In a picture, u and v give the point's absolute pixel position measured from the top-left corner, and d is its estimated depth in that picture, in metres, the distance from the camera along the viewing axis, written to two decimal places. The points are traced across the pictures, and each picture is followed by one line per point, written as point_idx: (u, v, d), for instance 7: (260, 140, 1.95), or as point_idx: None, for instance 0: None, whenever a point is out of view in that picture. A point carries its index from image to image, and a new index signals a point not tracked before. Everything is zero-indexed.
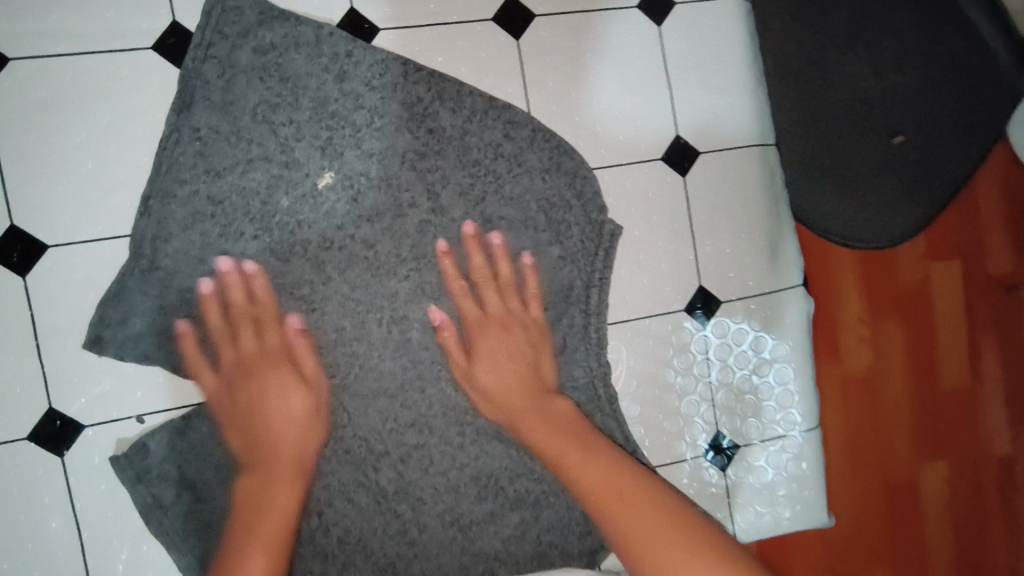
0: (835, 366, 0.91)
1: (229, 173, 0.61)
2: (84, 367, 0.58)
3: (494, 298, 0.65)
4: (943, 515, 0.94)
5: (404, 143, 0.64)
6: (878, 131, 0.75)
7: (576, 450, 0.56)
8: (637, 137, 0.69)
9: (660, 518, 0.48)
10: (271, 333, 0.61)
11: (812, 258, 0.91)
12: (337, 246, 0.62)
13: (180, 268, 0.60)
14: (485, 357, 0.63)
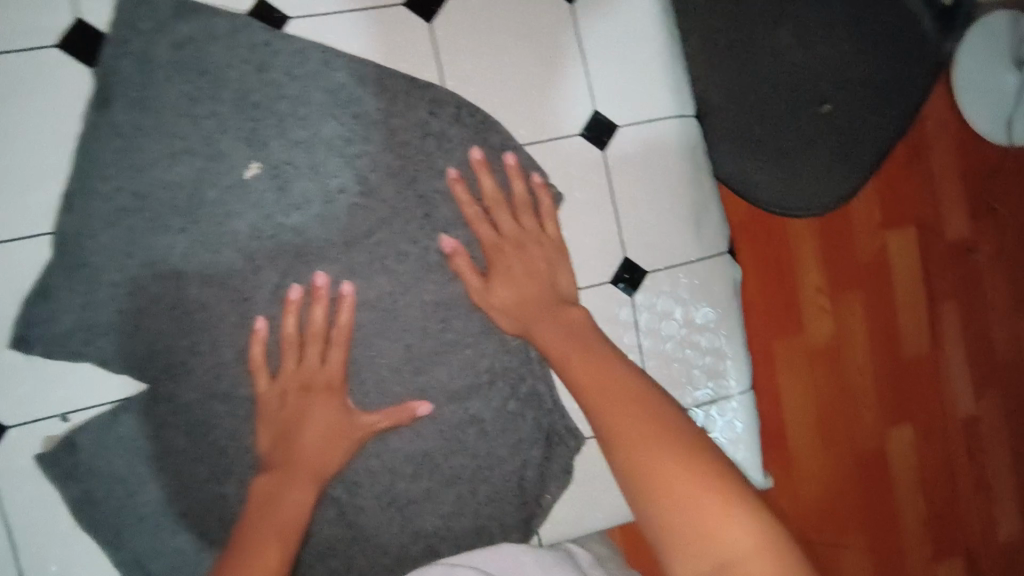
0: (799, 337, 0.93)
1: (153, 168, 0.60)
2: (7, 368, 0.58)
3: (508, 220, 0.67)
4: (912, 476, 0.99)
5: (329, 129, 0.64)
6: (810, 102, 0.85)
7: (576, 351, 0.58)
8: (556, 114, 0.70)
9: (627, 396, 0.50)
10: (314, 348, 0.62)
11: (771, 235, 0.93)
12: (268, 234, 0.62)
13: (107, 264, 0.59)
14: (503, 274, 0.65)
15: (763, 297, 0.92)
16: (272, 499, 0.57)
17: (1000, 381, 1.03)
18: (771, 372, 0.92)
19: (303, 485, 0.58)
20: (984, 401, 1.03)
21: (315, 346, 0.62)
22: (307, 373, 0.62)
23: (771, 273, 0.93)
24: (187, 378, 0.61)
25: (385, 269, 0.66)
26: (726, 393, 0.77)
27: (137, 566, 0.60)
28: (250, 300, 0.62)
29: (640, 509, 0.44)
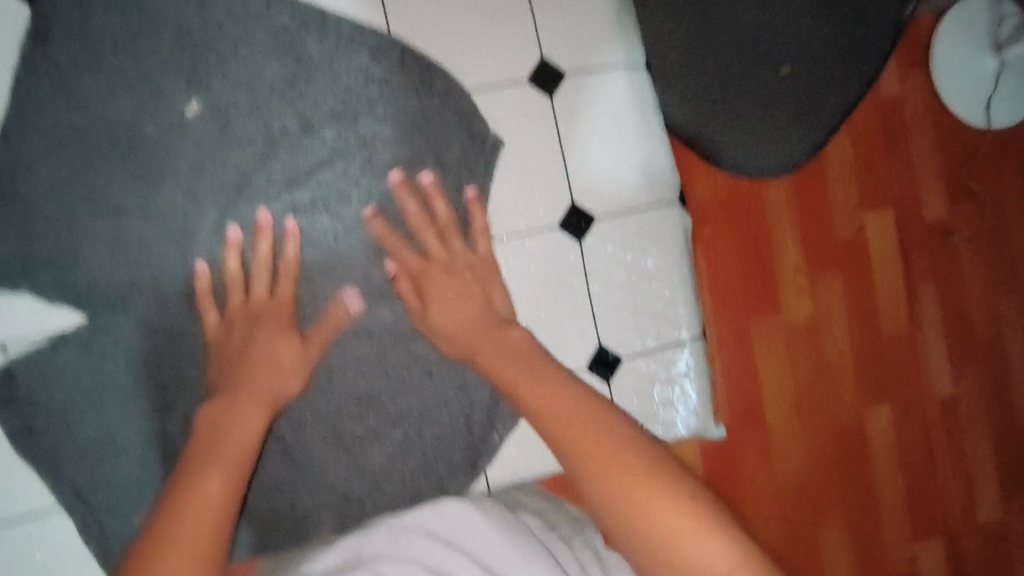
0: (778, 318, 0.92)
1: (91, 104, 0.61)
2: None
3: (435, 241, 0.67)
4: (892, 460, 0.97)
5: (271, 71, 0.65)
6: (769, 63, 0.87)
7: (529, 377, 0.58)
8: (503, 61, 0.71)
9: (592, 428, 0.51)
10: (259, 283, 0.63)
11: (749, 215, 0.91)
12: (208, 172, 0.63)
13: (46, 197, 0.60)
14: (438, 298, 0.66)
15: (741, 277, 0.90)
16: (218, 430, 0.56)
17: (984, 363, 1.02)
18: (750, 353, 0.91)
19: (257, 414, 0.58)
20: (968, 384, 1.01)
21: (260, 281, 0.63)
22: (253, 311, 0.63)
23: (750, 252, 0.91)
24: (126, 313, 0.62)
25: (327, 210, 0.66)
26: (674, 341, 0.77)
27: (76, 497, 0.61)
28: (191, 237, 0.63)
29: (626, 546, 0.46)
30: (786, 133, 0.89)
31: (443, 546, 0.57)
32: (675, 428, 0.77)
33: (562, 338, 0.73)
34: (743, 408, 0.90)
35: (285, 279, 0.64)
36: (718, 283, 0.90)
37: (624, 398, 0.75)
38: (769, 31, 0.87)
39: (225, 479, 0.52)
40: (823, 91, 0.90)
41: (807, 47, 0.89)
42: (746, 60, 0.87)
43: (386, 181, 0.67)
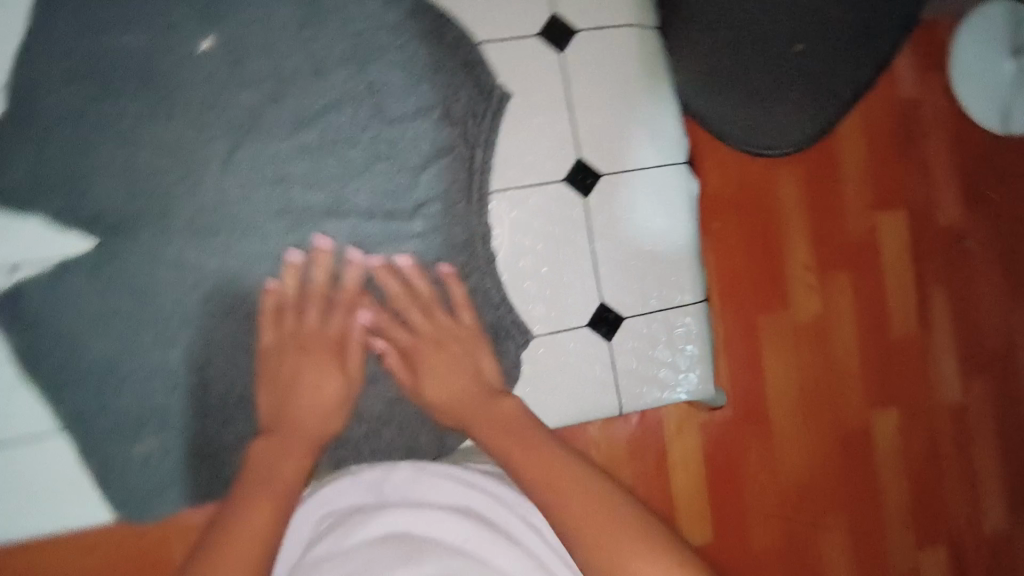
0: (784, 313, 0.92)
1: (108, 33, 0.62)
2: None
3: (421, 317, 0.66)
4: (898, 465, 0.95)
5: (285, 13, 0.66)
6: (779, 42, 0.84)
7: (520, 446, 0.55)
8: (513, 15, 0.71)
9: (594, 500, 0.49)
10: (309, 313, 0.65)
11: (756, 209, 0.92)
12: (219, 108, 0.64)
13: (59, 123, 0.61)
14: (429, 371, 0.64)
15: (747, 271, 0.91)
16: (263, 467, 0.55)
17: (998, 373, 1.00)
18: (755, 347, 0.91)
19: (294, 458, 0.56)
20: (980, 394, 0.99)
21: (313, 308, 0.65)
22: (303, 331, 0.64)
23: (757, 247, 0.91)
24: (133, 241, 0.63)
25: (335, 153, 0.67)
26: (679, 302, 0.76)
27: (81, 423, 0.63)
28: (200, 171, 0.64)
29: None
30: (798, 113, 0.87)
31: (455, 484, 0.56)
32: (676, 392, 0.76)
33: (563, 294, 0.73)
34: (746, 403, 0.90)
35: (333, 305, 0.65)
36: (725, 276, 0.91)
37: (624, 358, 0.74)
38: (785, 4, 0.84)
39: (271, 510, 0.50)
40: (835, 68, 0.86)
41: (819, 21, 0.85)
42: (756, 34, 0.84)
43: (394, 128, 0.68)
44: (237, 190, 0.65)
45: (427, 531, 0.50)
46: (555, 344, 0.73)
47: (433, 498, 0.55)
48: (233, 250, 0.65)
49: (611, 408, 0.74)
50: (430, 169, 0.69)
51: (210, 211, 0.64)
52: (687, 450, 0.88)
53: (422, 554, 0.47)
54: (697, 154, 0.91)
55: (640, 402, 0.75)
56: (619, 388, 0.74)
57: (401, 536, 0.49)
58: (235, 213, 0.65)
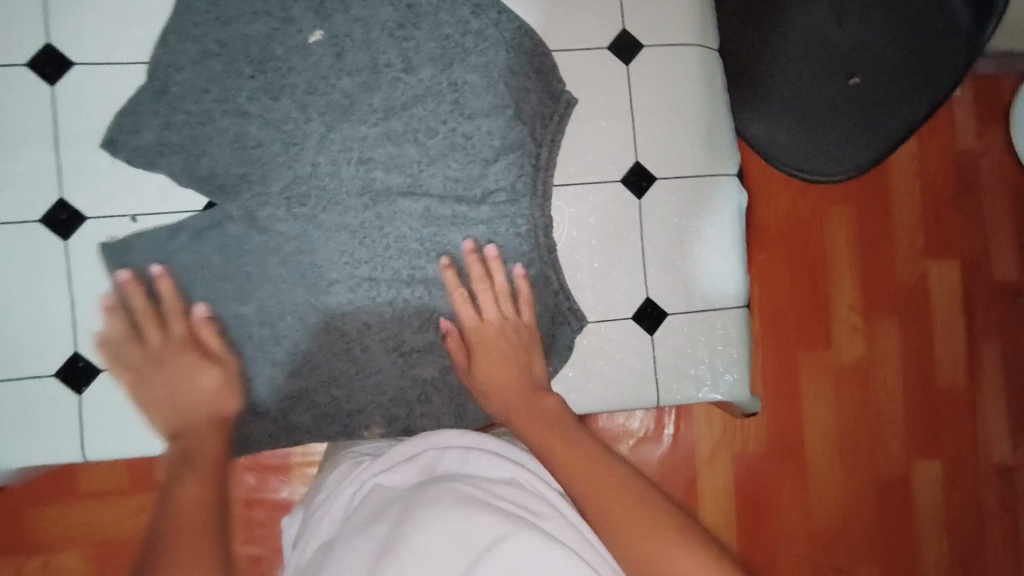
0: (828, 353, 0.99)
1: (235, 22, 0.72)
2: (98, 163, 0.70)
3: (490, 305, 0.70)
4: (937, 511, 1.00)
5: (385, 14, 0.74)
6: (837, 72, 0.88)
7: (556, 437, 0.56)
8: (587, 29, 0.78)
9: (625, 490, 0.49)
10: (174, 326, 0.68)
11: (810, 249, 0.99)
12: (320, 92, 0.73)
13: (186, 94, 0.71)
14: (481, 357, 0.68)
15: (793, 311, 0.98)
16: (187, 449, 0.58)
17: None
18: (796, 384, 0.98)
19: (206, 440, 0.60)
20: None
21: (155, 328, 0.67)
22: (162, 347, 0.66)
23: (804, 290, 0.98)
24: (235, 202, 0.71)
25: (416, 140, 0.74)
26: (720, 305, 0.80)
27: None
28: (299, 145, 0.72)
29: None
30: (845, 141, 0.89)
31: (503, 462, 0.58)
32: (713, 392, 0.80)
33: (612, 287, 0.78)
34: (781, 436, 0.97)
35: (173, 317, 0.68)
36: (775, 312, 0.98)
37: (665, 353, 0.79)
38: (845, 40, 0.88)
39: (202, 479, 0.53)
40: (891, 99, 0.86)
41: (883, 54, 0.86)
42: (815, 71, 0.89)
43: (471, 122, 0.75)
44: (328, 165, 0.72)
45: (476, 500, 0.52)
46: (600, 334, 0.78)
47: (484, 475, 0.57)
48: (318, 219, 0.72)
49: (649, 399, 0.78)
50: (500, 162, 0.75)
51: (303, 182, 0.72)
52: (716, 481, 0.95)
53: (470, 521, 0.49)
54: (752, 194, 0.98)
55: (678, 397, 0.79)
56: (658, 381, 0.78)
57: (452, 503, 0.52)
58: (323, 186, 0.72)
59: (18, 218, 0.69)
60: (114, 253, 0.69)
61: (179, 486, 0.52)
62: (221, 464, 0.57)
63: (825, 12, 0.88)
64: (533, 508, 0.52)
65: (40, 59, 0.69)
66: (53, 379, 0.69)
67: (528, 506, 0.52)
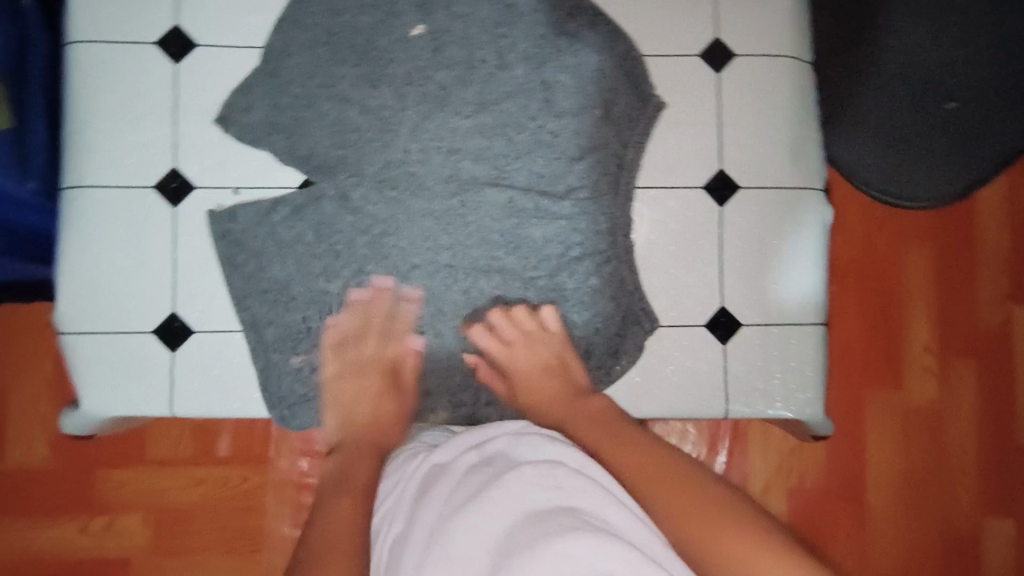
0: (898, 392, 1.07)
1: (345, 13, 0.77)
2: (210, 137, 0.75)
3: (514, 330, 0.74)
4: (1005, 549, 1.06)
5: (484, 12, 0.77)
6: (936, 95, 0.85)
7: (610, 441, 0.62)
8: (680, 35, 0.79)
9: (683, 489, 0.55)
10: (372, 343, 0.75)
11: (886, 292, 1.08)
12: (417, 83, 0.76)
13: (295, 78, 0.76)
14: (520, 377, 0.73)
15: (868, 347, 1.07)
16: (339, 471, 0.67)
17: None
18: (863, 421, 1.07)
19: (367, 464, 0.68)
20: None
21: (369, 341, 0.75)
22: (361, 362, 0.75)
23: (879, 329, 1.07)
24: (330, 182, 0.75)
25: (505, 135, 0.76)
26: (798, 320, 0.77)
27: (251, 331, 0.74)
28: (393, 133, 0.76)
29: None
30: (946, 161, 0.89)
31: (546, 440, 0.61)
32: (784, 410, 0.77)
33: (686, 293, 0.77)
34: (845, 465, 1.06)
35: (388, 339, 0.75)
36: (844, 349, 1.08)
37: (736, 365, 0.77)
38: (939, 64, 0.83)
39: (353, 507, 0.62)
40: (990, 128, 0.85)
41: (983, 80, 0.82)
42: (911, 95, 0.86)
43: (559, 121, 0.76)
44: (419, 153, 0.76)
45: (532, 490, 0.56)
46: (671, 340, 0.77)
47: (530, 454, 0.60)
48: (405, 204, 0.75)
49: (718, 411, 0.77)
50: (583, 162, 0.76)
51: (394, 167, 0.75)
52: (774, 512, 1.05)
53: (531, 523, 0.53)
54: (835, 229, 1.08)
55: (746, 411, 0.77)
56: (727, 393, 0.77)
57: (510, 497, 0.56)
58: (412, 172, 0.75)
59: (133, 184, 0.74)
60: (217, 222, 0.74)
61: (336, 511, 0.61)
62: (369, 491, 0.65)
63: (918, 34, 0.83)
64: (581, 488, 0.56)
65: (168, 39, 0.75)
66: (151, 335, 0.73)
67: (577, 487, 0.56)
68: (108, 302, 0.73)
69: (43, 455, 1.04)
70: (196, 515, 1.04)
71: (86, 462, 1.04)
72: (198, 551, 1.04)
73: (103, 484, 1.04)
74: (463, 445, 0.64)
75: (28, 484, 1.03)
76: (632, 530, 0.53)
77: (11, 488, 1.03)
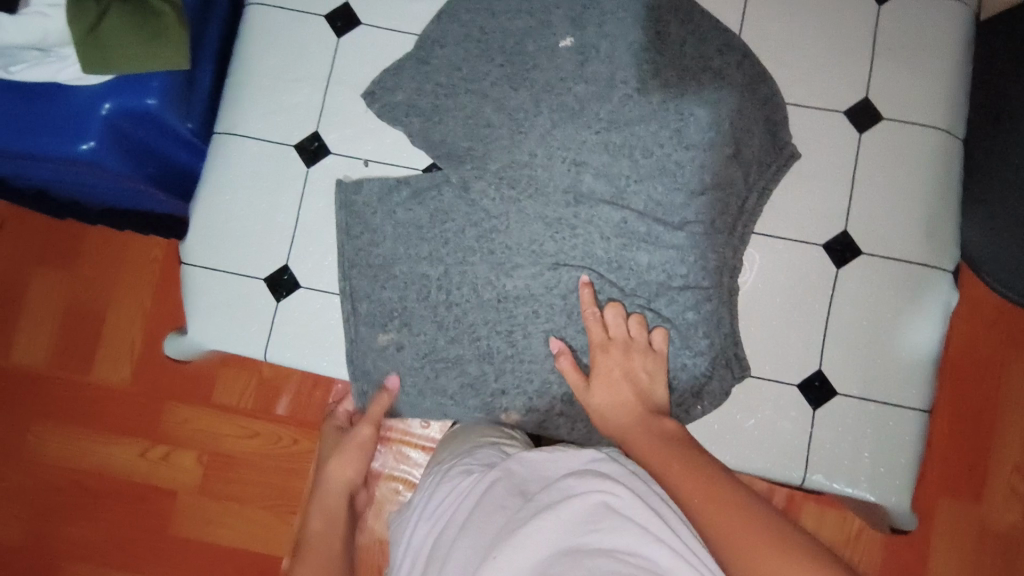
0: (974, 508, 1.03)
1: (501, 16, 0.80)
2: (354, 108, 0.80)
3: (619, 328, 0.72)
4: None
5: (635, 35, 0.79)
6: None
7: (676, 461, 0.57)
8: (826, 89, 0.78)
9: (745, 518, 0.49)
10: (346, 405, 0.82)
11: (978, 400, 1.05)
12: (556, 91, 0.78)
13: (442, 68, 0.79)
14: (601, 376, 0.69)
15: (950, 453, 1.04)
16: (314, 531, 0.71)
17: None
18: (930, 529, 1.03)
19: (320, 518, 0.72)
20: None
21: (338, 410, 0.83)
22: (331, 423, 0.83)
23: (965, 437, 1.04)
24: (454, 170, 0.78)
25: (630, 156, 0.77)
26: (898, 402, 0.73)
27: (350, 300, 0.77)
28: (523, 134, 0.78)
29: None
30: None
31: (588, 474, 0.58)
32: (865, 492, 0.72)
33: (786, 348, 0.75)
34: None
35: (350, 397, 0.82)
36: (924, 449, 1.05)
37: (824, 434, 0.73)
38: None
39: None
40: None
41: None
42: None
43: (687, 152, 0.76)
44: (544, 158, 0.77)
45: (570, 528, 0.54)
46: (759, 394, 0.74)
47: (571, 486, 0.57)
48: (521, 204, 0.77)
49: (794, 478, 0.73)
50: (705, 196, 0.75)
51: (517, 167, 0.77)
52: None
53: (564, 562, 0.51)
54: (953, 325, 1.07)
55: (825, 484, 0.73)
56: (808, 460, 0.73)
57: (547, 534, 0.54)
58: (534, 175, 0.77)
59: (276, 140, 0.79)
60: (343, 190, 0.78)
61: None
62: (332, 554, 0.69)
63: None
64: (620, 527, 0.52)
65: (336, 14, 0.81)
66: (261, 281, 0.78)
67: (614, 525, 0.52)
68: (229, 244, 0.78)
69: (123, 376, 1.11)
70: (242, 465, 1.08)
71: (160, 391, 1.10)
72: (238, 500, 1.08)
73: (169, 416, 1.10)
74: (505, 472, 0.63)
75: (105, 400, 1.11)
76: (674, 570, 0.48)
77: (91, 400, 1.11)
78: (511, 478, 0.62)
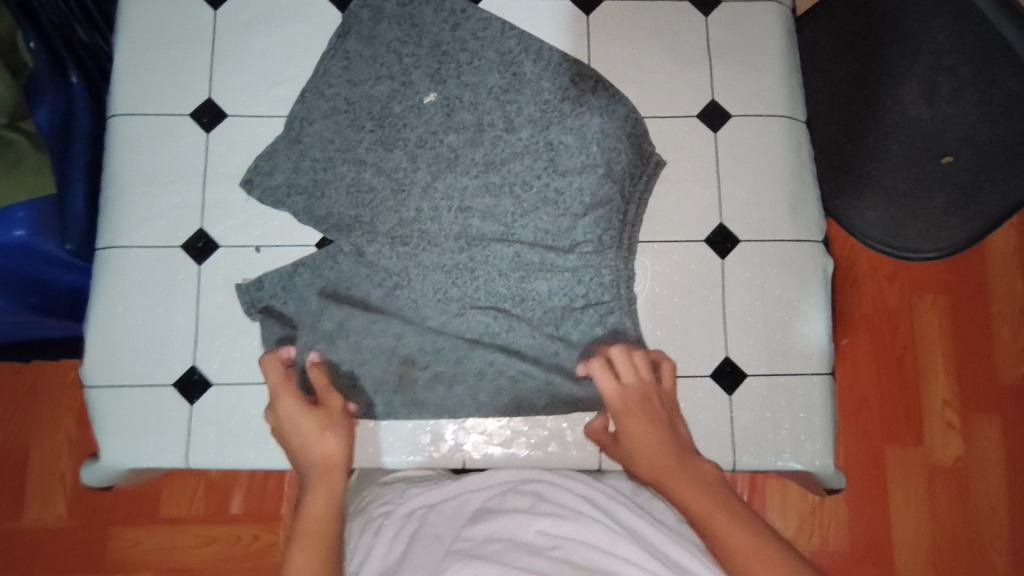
0: (918, 450, 1.09)
1: (363, 84, 0.83)
2: (236, 196, 0.80)
3: (630, 371, 0.71)
4: None
5: (493, 80, 0.83)
6: (931, 152, 0.83)
7: (683, 474, 0.64)
8: (676, 98, 0.84)
9: (744, 535, 0.57)
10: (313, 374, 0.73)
11: (894, 346, 1.12)
12: (430, 146, 0.81)
13: (316, 144, 0.81)
14: (630, 428, 0.68)
15: (885, 403, 1.11)
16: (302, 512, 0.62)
17: None
18: (883, 479, 1.09)
19: (314, 498, 0.63)
20: None
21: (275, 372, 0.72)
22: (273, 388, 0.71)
23: (893, 385, 1.11)
24: (346, 239, 0.79)
25: (512, 193, 0.80)
26: (802, 371, 0.78)
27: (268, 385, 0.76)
28: (406, 192, 0.80)
29: None
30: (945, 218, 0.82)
31: (523, 493, 0.67)
32: (791, 461, 0.76)
33: (693, 342, 0.79)
34: (867, 530, 1.07)
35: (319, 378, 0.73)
36: (862, 405, 1.11)
37: (744, 415, 0.77)
38: (934, 122, 0.82)
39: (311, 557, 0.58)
40: (987, 184, 0.78)
41: (978, 132, 0.78)
42: (907, 156, 0.85)
43: (564, 179, 0.80)
44: (431, 211, 0.80)
45: (516, 534, 0.62)
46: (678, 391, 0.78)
47: (507, 504, 0.66)
48: (417, 258, 0.78)
49: (725, 462, 0.76)
50: (587, 217, 0.79)
51: (407, 225, 0.79)
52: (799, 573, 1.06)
53: (525, 561, 0.58)
54: (852, 283, 1.14)
55: (754, 462, 0.76)
56: (734, 444, 0.76)
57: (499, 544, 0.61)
58: (424, 229, 0.79)
59: (162, 244, 0.79)
60: (246, 293, 0.77)
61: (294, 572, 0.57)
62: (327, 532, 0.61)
63: (915, 95, 0.84)
64: (562, 529, 0.61)
65: (200, 110, 0.82)
66: (170, 388, 0.76)
67: (555, 527, 0.62)
68: (130, 357, 0.76)
69: (59, 513, 1.05)
70: None
71: (99, 519, 1.05)
72: None
73: (116, 543, 1.04)
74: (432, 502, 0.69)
75: (42, 543, 1.04)
76: (627, 555, 0.59)
77: (28, 547, 1.04)
78: (440, 507, 0.68)
